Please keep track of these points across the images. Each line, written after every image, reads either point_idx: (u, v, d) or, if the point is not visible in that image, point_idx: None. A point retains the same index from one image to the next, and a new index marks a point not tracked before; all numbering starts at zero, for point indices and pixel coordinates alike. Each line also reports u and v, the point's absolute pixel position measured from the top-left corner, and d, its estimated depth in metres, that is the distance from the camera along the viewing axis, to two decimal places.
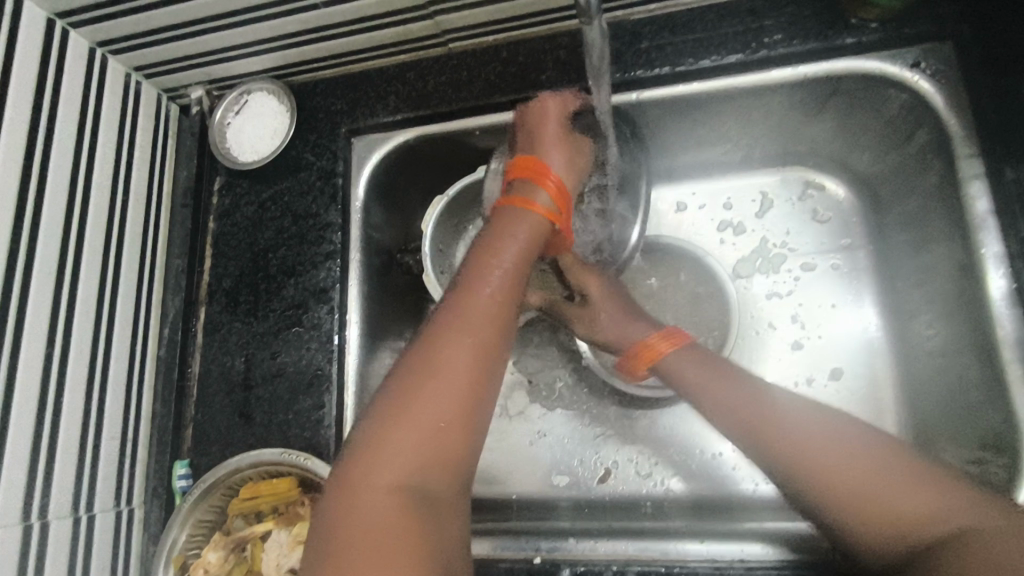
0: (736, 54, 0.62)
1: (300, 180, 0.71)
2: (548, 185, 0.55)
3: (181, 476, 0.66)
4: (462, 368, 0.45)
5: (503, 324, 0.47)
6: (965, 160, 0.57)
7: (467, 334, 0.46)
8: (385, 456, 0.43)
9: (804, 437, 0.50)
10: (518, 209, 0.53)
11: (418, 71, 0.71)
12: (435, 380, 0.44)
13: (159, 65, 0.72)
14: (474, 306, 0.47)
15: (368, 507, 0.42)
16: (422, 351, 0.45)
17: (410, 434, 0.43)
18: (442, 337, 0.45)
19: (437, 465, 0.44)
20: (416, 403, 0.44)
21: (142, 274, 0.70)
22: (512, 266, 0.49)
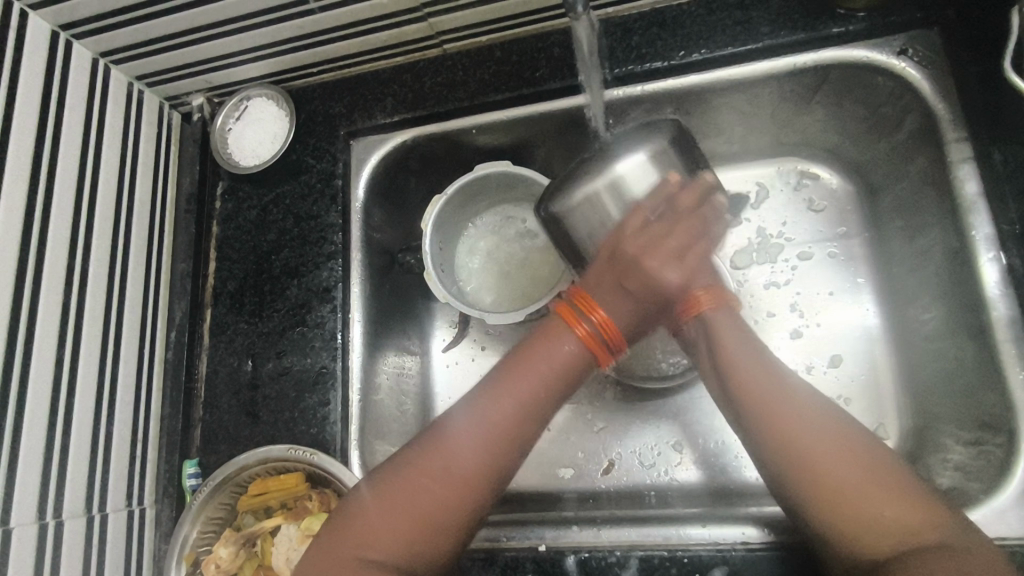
0: (725, 47, 0.63)
1: (301, 182, 0.73)
2: (595, 317, 0.51)
3: (191, 475, 0.67)
4: (472, 466, 0.47)
5: (525, 431, 0.49)
6: (953, 144, 0.58)
7: (484, 437, 0.48)
8: (382, 529, 0.46)
9: (788, 426, 0.47)
10: (564, 324, 0.51)
11: (414, 73, 0.72)
12: (440, 474, 0.47)
13: (160, 74, 0.73)
14: (499, 409, 0.49)
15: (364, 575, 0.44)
16: (435, 442, 0.48)
17: (409, 518, 0.46)
18: (460, 438, 0.48)
19: (433, 542, 0.46)
20: (417, 489, 0.47)
21: (148, 278, 0.71)
22: (551, 375, 0.49)
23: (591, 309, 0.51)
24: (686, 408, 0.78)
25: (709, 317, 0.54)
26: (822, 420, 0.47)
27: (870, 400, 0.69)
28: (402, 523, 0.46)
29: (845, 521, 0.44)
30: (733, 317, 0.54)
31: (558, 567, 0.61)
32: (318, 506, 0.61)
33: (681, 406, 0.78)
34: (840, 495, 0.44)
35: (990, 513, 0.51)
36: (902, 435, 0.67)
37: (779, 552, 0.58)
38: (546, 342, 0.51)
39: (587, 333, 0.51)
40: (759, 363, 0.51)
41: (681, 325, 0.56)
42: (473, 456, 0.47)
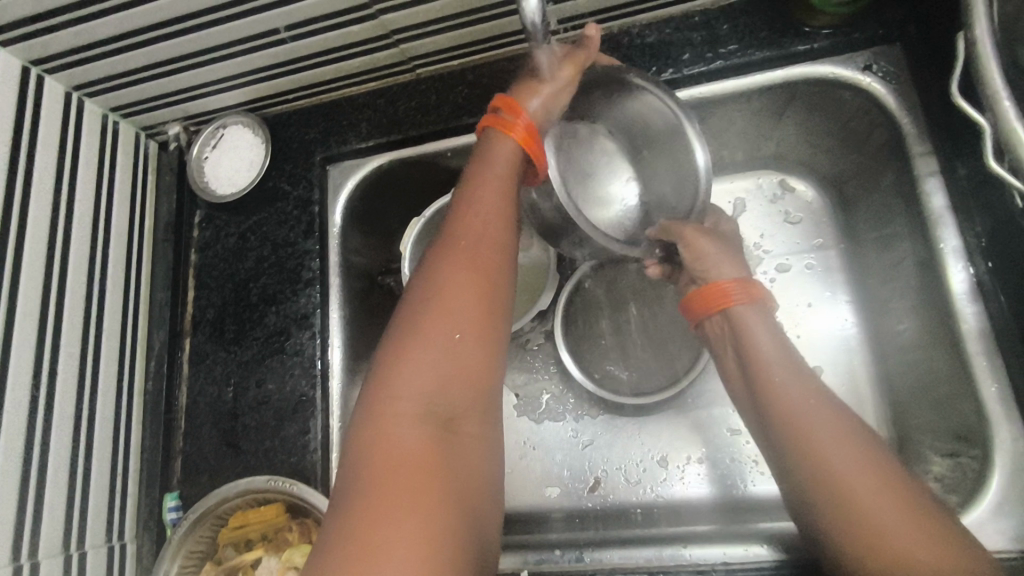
0: (694, 67, 0.64)
1: (278, 209, 0.73)
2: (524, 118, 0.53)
3: (171, 509, 0.66)
4: (475, 297, 0.46)
5: (505, 260, 0.49)
6: (920, 158, 0.59)
7: (478, 272, 0.47)
8: (405, 375, 0.44)
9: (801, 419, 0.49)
10: (497, 131, 0.53)
11: (388, 98, 0.72)
12: (444, 316, 0.45)
13: (135, 105, 0.73)
14: (478, 229, 0.49)
15: (397, 439, 0.42)
16: (430, 294, 0.46)
17: (426, 365, 0.44)
18: (450, 272, 0.47)
19: (457, 387, 0.45)
20: (425, 337, 0.45)
21: (126, 309, 0.71)
22: (507, 196, 0.51)
23: (516, 109, 0.53)
24: (670, 423, 0.78)
25: (735, 314, 0.55)
26: (841, 429, 0.48)
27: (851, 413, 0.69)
28: (431, 374, 0.44)
29: (859, 532, 0.44)
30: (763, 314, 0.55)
31: None
32: (300, 537, 0.61)
33: (665, 422, 0.78)
34: (852, 502, 0.45)
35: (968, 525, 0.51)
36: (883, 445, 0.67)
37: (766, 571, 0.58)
38: (490, 155, 0.52)
39: (525, 129, 0.52)
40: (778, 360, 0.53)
41: (705, 319, 0.58)
42: (473, 286, 0.46)
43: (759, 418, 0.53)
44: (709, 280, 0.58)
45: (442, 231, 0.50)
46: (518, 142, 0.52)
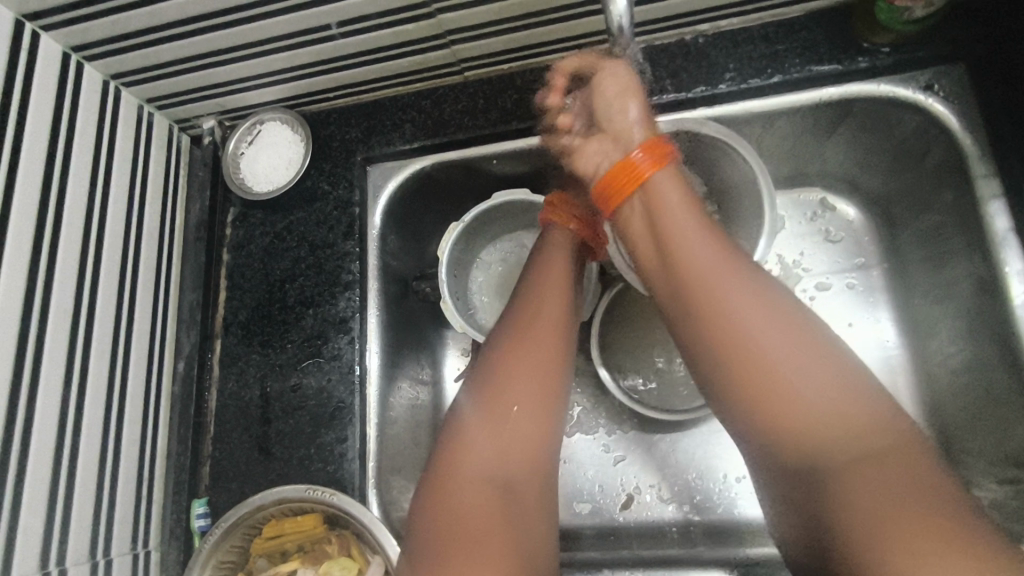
0: (753, 79, 0.63)
1: (316, 209, 0.71)
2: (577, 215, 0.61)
3: (199, 515, 0.63)
4: (534, 385, 0.53)
5: (564, 345, 0.55)
6: (982, 179, 0.58)
7: (535, 367, 0.53)
8: (476, 443, 0.52)
9: (736, 314, 0.45)
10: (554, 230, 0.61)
11: (433, 100, 0.71)
12: (513, 389, 0.52)
13: (172, 97, 0.71)
14: (543, 310, 0.56)
15: (469, 499, 0.50)
16: (490, 391, 0.53)
17: (495, 435, 0.51)
18: (510, 365, 0.53)
19: (522, 449, 0.52)
20: (496, 408, 0.52)
21: (157, 306, 0.69)
22: (563, 293, 0.57)
23: (567, 205, 0.61)
24: (706, 439, 0.77)
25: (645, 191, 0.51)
26: (767, 324, 0.45)
27: None
28: (497, 444, 0.51)
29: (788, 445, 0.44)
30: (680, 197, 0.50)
31: None
32: (338, 548, 0.59)
33: (701, 438, 0.77)
34: (774, 402, 0.44)
35: None
36: None
37: None
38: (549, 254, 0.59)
39: (578, 228, 0.61)
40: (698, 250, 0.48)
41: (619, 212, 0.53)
42: (535, 364, 0.53)
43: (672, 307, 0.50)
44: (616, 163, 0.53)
45: (512, 309, 0.57)
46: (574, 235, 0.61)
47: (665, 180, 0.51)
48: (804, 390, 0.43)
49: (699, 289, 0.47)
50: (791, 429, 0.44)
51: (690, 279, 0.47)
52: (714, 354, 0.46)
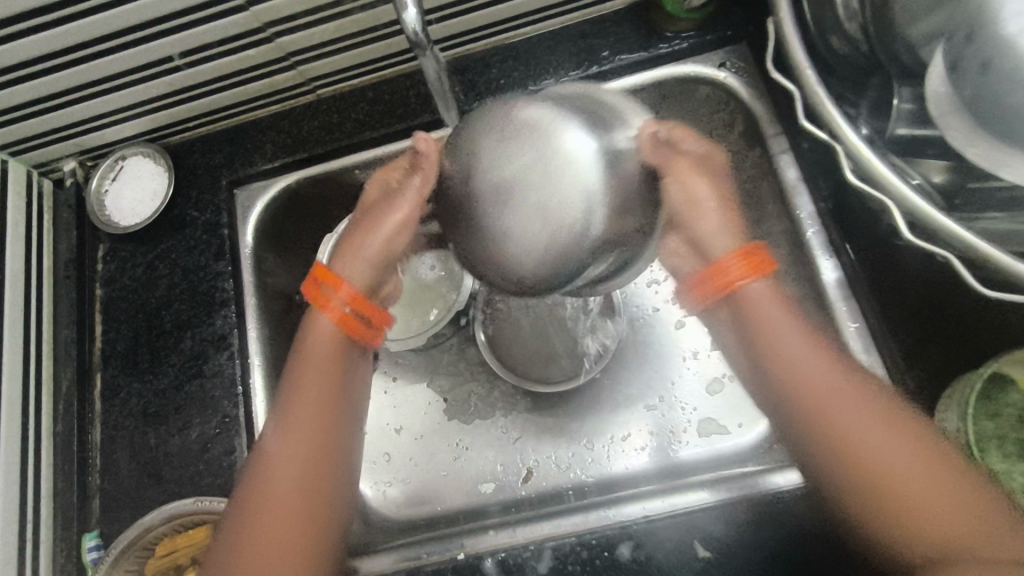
0: (574, 73, 0.70)
1: (186, 235, 0.73)
2: (344, 293, 0.58)
3: (90, 548, 0.63)
4: (291, 493, 0.52)
5: (324, 443, 0.55)
6: (773, 139, 0.67)
7: (287, 473, 0.53)
8: (244, 552, 0.49)
9: (829, 403, 0.52)
10: (315, 312, 0.58)
11: (291, 119, 0.75)
12: (273, 486, 0.52)
13: (25, 142, 0.72)
14: (304, 400, 0.56)
15: None
16: (246, 509, 0.51)
17: (261, 539, 0.50)
18: (259, 480, 0.52)
19: (288, 548, 0.50)
20: (260, 513, 0.51)
21: (30, 347, 0.69)
22: (328, 390, 0.57)
23: (334, 283, 0.59)
24: (594, 406, 0.83)
25: (740, 295, 0.57)
26: (852, 406, 0.51)
27: None
28: (261, 548, 0.49)
29: (874, 489, 0.49)
30: (773, 301, 0.56)
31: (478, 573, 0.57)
32: None
33: (589, 406, 0.83)
34: (866, 465, 0.49)
35: None
36: None
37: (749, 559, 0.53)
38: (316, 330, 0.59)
39: (339, 311, 0.58)
40: (790, 345, 0.54)
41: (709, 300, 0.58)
42: (297, 459, 0.53)
43: (805, 452, 0.53)
44: (713, 262, 0.58)
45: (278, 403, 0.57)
46: (334, 321, 0.58)
47: (760, 294, 0.56)
48: (889, 478, 0.48)
49: (838, 423, 0.51)
50: (889, 500, 0.48)
51: (810, 406, 0.52)
52: (834, 453, 0.51)
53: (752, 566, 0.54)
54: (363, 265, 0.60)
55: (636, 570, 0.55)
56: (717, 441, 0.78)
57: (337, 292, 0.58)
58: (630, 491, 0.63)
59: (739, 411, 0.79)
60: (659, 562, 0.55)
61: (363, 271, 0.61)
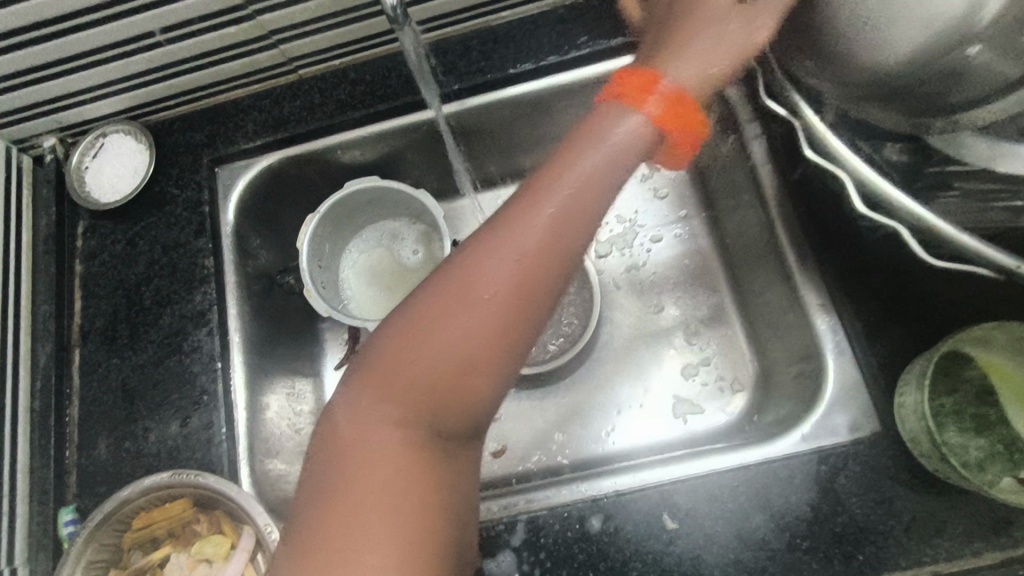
0: (552, 57, 0.71)
1: (166, 213, 0.73)
2: (657, 97, 0.39)
3: (67, 522, 0.64)
4: (445, 360, 0.38)
5: (515, 316, 0.37)
6: (747, 124, 0.68)
7: (458, 330, 0.37)
8: (399, 383, 0.38)
9: None
10: (621, 105, 0.39)
11: (272, 99, 0.75)
12: (458, 310, 0.37)
13: (2, 117, 0.72)
14: (531, 210, 0.37)
15: (377, 445, 0.38)
16: (401, 328, 0.39)
17: (426, 372, 0.38)
18: (427, 310, 0.38)
19: (453, 397, 0.38)
20: (439, 326, 0.37)
21: (6, 322, 0.69)
22: (537, 251, 0.37)
23: (649, 82, 0.40)
24: (571, 387, 0.84)
25: None
26: None
27: (728, 360, 0.81)
28: (425, 382, 0.38)
29: None
30: None
31: None
32: (208, 528, 0.61)
33: (567, 388, 0.84)
34: None
35: (812, 429, 0.58)
36: (750, 389, 0.79)
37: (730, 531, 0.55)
38: (588, 129, 0.39)
39: (655, 110, 0.39)
40: None
41: None
42: (500, 283, 0.37)
43: None
44: None
45: (519, 189, 0.39)
46: (649, 118, 0.39)
47: None
48: None
49: None
50: None
51: None
52: None
53: (719, 537, 0.55)
54: (704, 68, 0.41)
55: (606, 543, 0.56)
56: (691, 422, 0.80)
57: (654, 92, 0.39)
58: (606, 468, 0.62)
59: (712, 393, 0.80)
60: (628, 535, 0.56)
61: (694, 82, 0.41)
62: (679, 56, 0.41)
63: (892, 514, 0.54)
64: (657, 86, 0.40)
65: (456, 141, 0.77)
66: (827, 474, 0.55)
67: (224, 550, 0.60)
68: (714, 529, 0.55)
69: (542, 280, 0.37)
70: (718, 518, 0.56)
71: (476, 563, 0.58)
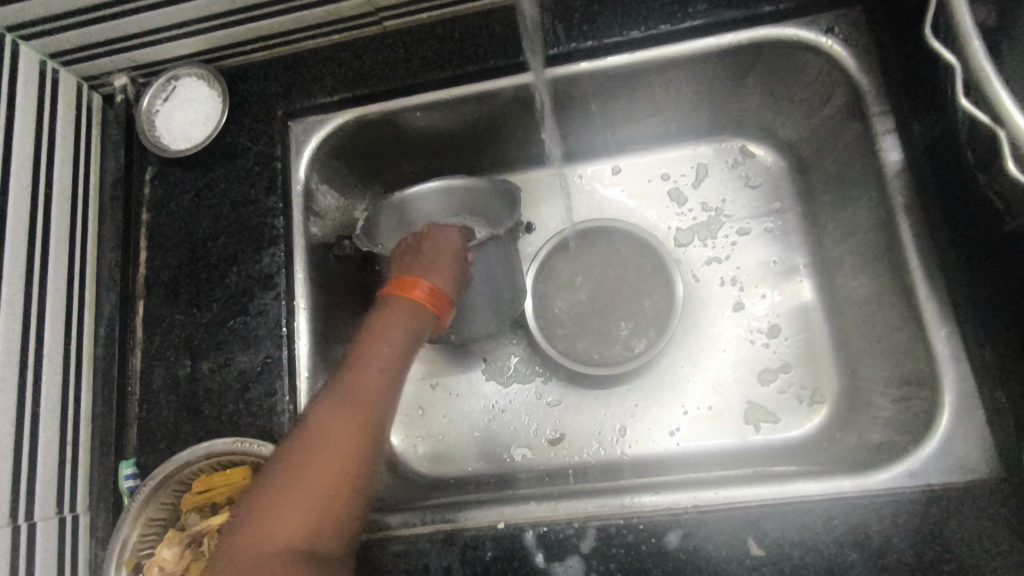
0: (663, 26, 0.65)
1: (236, 166, 0.70)
2: (421, 291, 0.61)
3: (127, 476, 0.63)
4: (323, 468, 0.50)
5: (371, 431, 0.53)
6: (877, 117, 0.61)
7: (332, 447, 0.51)
8: (293, 488, 0.49)
9: None
10: (399, 295, 0.61)
11: (353, 51, 0.70)
12: (322, 439, 0.51)
13: (76, 52, 0.69)
14: (378, 350, 0.57)
15: (265, 548, 0.47)
16: (301, 437, 0.51)
17: (313, 481, 0.49)
18: (320, 434, 0.51)
19: (330, 501, 0.49)
20: (322, 446, 0.50)
21: (73, 267, 0.67)
22: (383, 377, 0.56)
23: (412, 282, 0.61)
24: (638, 381, 0.78)
25: None
26: None
27: (813, 369, 0.75)
28: (314, 490, 0.49)
29: None
30: None
31: (518, 544, 0.56)
32: None
33: (634, 381, 0.78)
34: None
35: (918, 464, 0.53)
36: (834, 403, 0.73)
37: (815, 556, 0.52)
38: (421, 269, 0.63)
39: (423, 296, 0.61)
40: None
41: None
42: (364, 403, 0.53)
43: None
44: None
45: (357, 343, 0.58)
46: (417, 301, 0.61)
47: None
48: None
49: None
50: None
51: None
52: None
53: (806, 569, 0.52)
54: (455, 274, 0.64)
55: (683, 560, 0.53)
56: (766, 431, 0.73)
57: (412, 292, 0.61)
58: (683, 479, 0.59)
59: (791, 402, 0.74)
60: (708, 555, 0.53)
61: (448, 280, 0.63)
62: (433, 275, 0.62)
63: (1005, 566, 0.49)
64: (422, 283, 0.61)
65: (553, 107, 0.71)
66: (936, 517, 0.51)
67: None
68: (796, 556, 0.52)
69: (382, 405, 0.54)
70: (802, 547, 0.52)
71: (544, 565, 0.55)
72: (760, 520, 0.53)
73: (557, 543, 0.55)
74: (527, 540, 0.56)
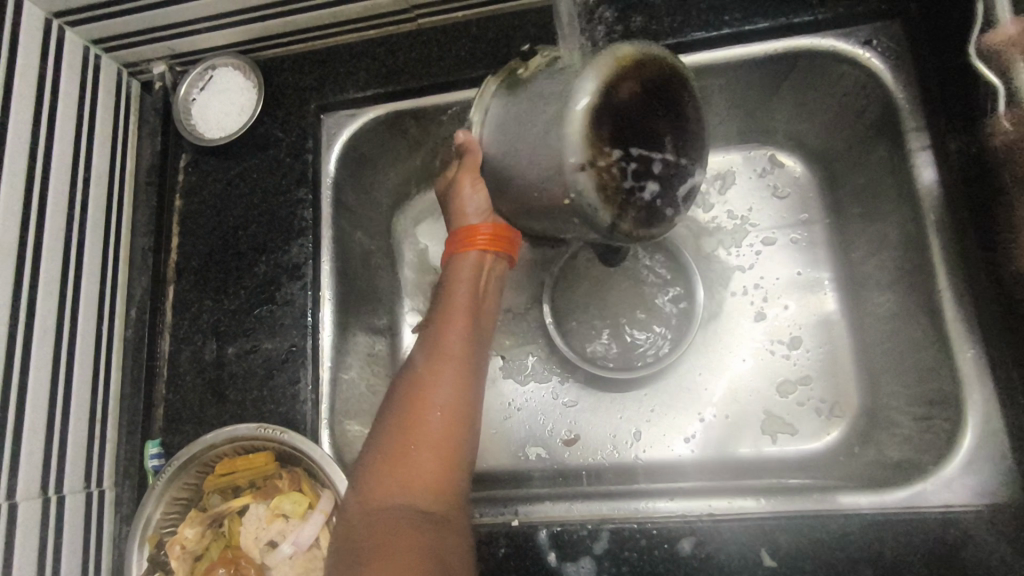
0: (698, 33, 0.65)
1: (269, 156, 0.71)
2: (479, 238, 0.56)
3: (153, 456, 0.65)
4: (426, 427, 0.49)
5: (468, 380, 0.51)
6: (912, 133, 0.61)
7: (432, 401, 0.50)
8: (400, 451, 0.48)
9: None
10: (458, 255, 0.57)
11: (387, 47, 0.71)
12: (421, 398, 0.50)
13: (120, 40, 0.70)
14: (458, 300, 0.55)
15: (388, 519, 0.45)
16: (398, 403, 0.51)
17: (421, 440, 0.48)
18: (416, 394, 0.50)
19: (442, 454, 0.48)
20: (422, 403, 0.50)
21: (108, 250, 0.69)
22: (470, 323, 0.54)
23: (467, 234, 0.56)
24: (656, 386, 0.78)
25: None
26: None
27: (833, 382, 0.74)
28: (425, 447, 0.48)
29: None
30: None
31: (530, 542, 0.56)
32: (288, 485, 0.60)
33: (652, 386, 0.78)
34: None
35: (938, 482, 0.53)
36: (854, 418, 0.72)
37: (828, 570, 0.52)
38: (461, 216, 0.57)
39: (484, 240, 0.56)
40: None
41: None
42: (456, 353, 0.52)
43: None
44: None
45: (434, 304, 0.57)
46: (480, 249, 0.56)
47: None
48: None
49: None
50: None
51: None
52: None
53: None
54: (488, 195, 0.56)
55: (696, 567, 0.54)
56: (782, 443, 0.73)
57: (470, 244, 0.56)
58: (698, 486, 0.59)
59: (810, 414, 0.74)
60: (721, 563, 0.53)
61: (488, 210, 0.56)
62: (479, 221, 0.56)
63: None
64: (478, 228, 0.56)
65: None
66: (953, 540, 0.51)
67: (302, 508, 0.59)
68: (808, 568, 0.52)
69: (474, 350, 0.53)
70: (814, 560, 0.52)
71: (555, 564, 0.56)
72: (773, 532, 0.53)
73: (570, 544, 0.56)
74: (540, 540, 0.56)
